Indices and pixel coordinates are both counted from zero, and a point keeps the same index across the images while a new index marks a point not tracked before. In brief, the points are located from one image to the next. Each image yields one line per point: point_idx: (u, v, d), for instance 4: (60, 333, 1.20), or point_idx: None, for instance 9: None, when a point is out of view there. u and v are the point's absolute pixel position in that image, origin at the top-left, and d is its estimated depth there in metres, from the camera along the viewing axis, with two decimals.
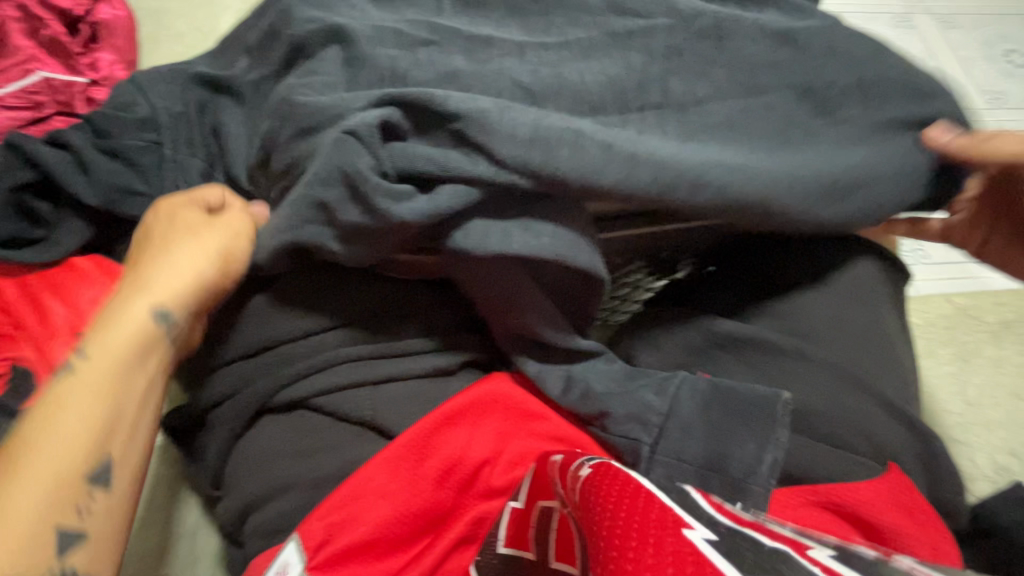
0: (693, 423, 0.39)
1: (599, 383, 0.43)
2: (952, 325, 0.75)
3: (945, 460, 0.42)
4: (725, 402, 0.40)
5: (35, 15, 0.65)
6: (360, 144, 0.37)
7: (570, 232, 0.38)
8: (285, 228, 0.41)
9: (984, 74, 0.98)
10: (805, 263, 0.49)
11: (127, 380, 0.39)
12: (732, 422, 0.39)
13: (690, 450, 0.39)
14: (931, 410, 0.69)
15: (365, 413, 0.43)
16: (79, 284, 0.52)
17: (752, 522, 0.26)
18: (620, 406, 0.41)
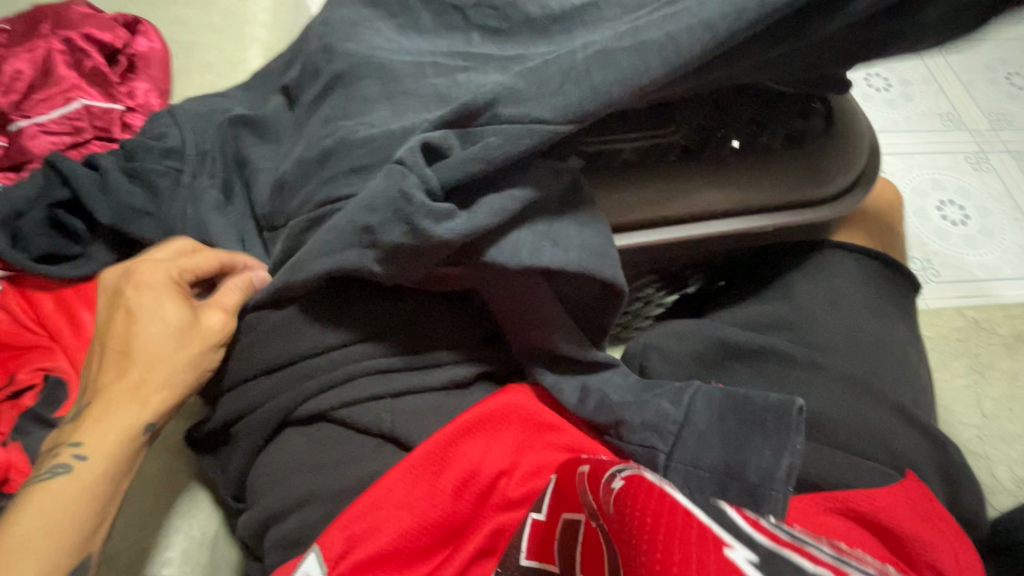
0: (708, 431, 0.40)
1: (613, 394, 0.44)
2: (965, 339, 0.75)
3: (962, 468, 0.43)
4: (738, 411, 0.40)
5: (79, 47, 0.69)
6: (407, 170, 0.38)
7: (597, 250, 0.40)
8: (327, 255, 0.42)
9: (988, 95, 1.00)
10: (813, 276, 0.50)
11: (114, 487, 0.41)
12: (746, 430, 0.39)
13: (706, 458, 0.39)
14: (948, 423, 0.68)
15: (385, 424, 0.44)
16: None
17: (789, 536, 0.26)
18: (636, 415, 0.42)
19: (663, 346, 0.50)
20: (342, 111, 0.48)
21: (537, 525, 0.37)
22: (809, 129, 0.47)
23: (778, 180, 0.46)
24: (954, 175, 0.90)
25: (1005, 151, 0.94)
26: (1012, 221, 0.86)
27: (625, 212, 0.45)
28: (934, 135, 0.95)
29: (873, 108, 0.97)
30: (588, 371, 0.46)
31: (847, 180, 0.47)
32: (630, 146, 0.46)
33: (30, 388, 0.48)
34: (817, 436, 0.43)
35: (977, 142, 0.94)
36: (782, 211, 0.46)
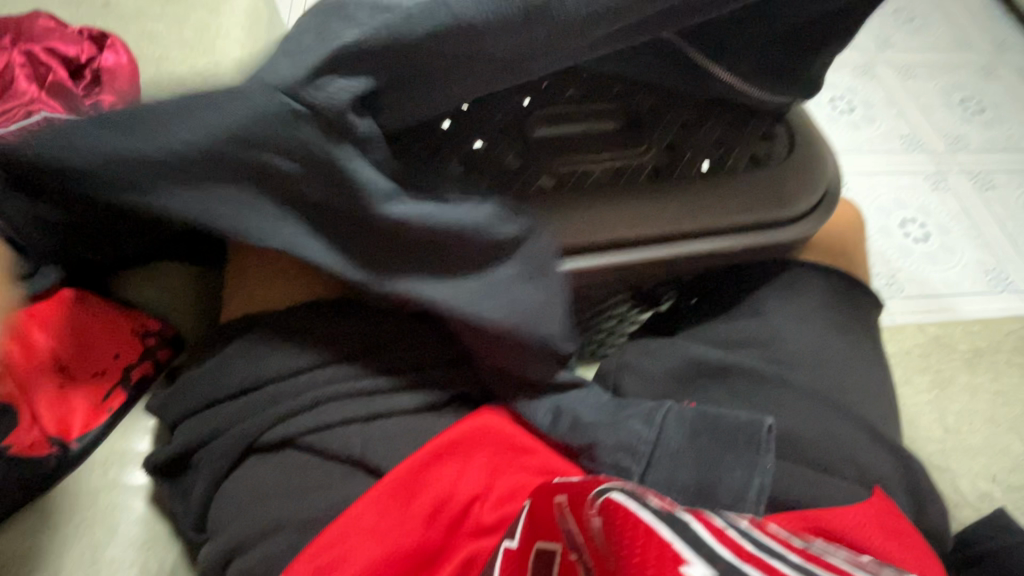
0: (680, 451, 0.40)
1: (590, 415, 0.43)
2: (927, 353, 0.77)
3: (925, 483, 0.44)
4: (711, 431, 0.40)
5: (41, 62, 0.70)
6: (322, 120, 0.34)
7: (543, 304, 0.41)
8: (226, 198, 0.37)
9: (945, 118, 1.05)
10: (783, 295, 0.51)
11: None
12: (718, 449, 0.39)
13: (679, 478, 0.39)
14: (912, 437, 0.70)
15: (354, 450, 0.43)
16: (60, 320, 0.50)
17: (755, 545, 0.26)
18: (610, 437, 0.42)
19: (637, 364, 0.50)
20: None
21: (509, 553, 0.36)
22: (771, 152, 0.49)
23: (747, 199, 0.47)
24: (915, 195, 0.94)
25: (962, 172, 0.98)
26: (969, 240, 0.90)
27: (593, 227, 0.44)
28: (895, 156, 0.98)
29: (839, 129, 1.00)
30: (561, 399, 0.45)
31: (813, 201, 0.48)
32: (603, 168, 0.47)
33: None
34: (789, 454, 0.43)
35: (936, 164, 0.98)
36: (752, 230, 0.47)
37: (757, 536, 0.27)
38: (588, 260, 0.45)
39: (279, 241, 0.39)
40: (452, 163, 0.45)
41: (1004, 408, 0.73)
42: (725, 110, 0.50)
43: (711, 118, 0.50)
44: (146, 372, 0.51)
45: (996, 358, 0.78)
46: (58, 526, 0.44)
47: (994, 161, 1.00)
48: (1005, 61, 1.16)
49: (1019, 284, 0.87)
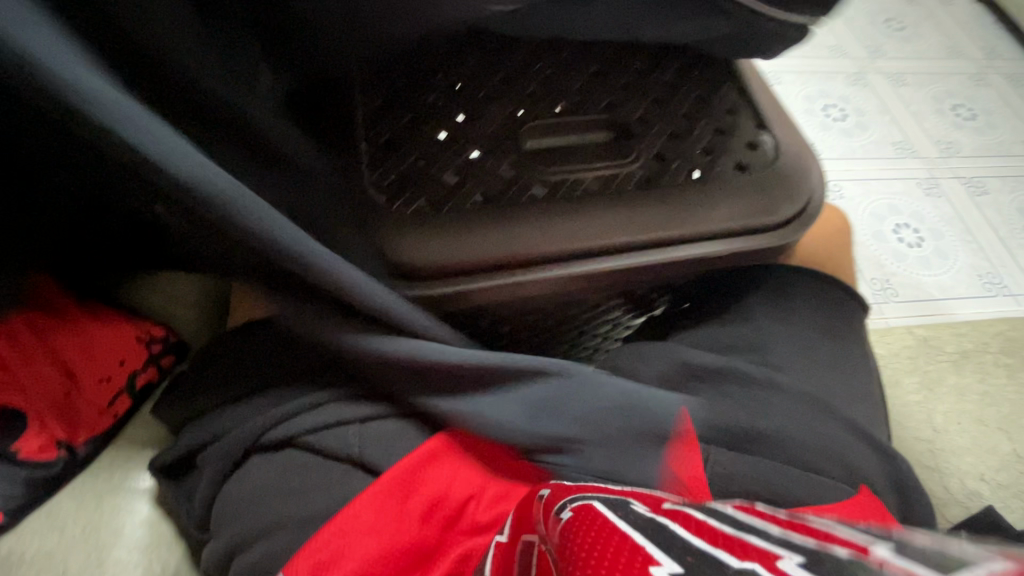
0: (607, 440, 0.44)
1: (513, 417, 0.44)
2: (915, 355, 0.78)
3: (911, 481, 0.45)
4: (633, 414, 0.44)
5: None
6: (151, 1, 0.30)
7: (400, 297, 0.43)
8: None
9: (937, 125, 1.06)
10: (771, 299, 0.52)
11: None
12: (635, 433, 0.44)
13: (613, 467, 0.43)
14: (901, 438, 0.71)
15: (353, 448, 0.44)
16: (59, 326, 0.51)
17: (732, 534, 0.26)
18: (523, 423, 0.43)
19: (629, 368, 0.51)
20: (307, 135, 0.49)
21: (500, 548, 0.37)
22: (757, 161, 0.50)
23: (733, 206, 0.48)
24: (908, 201, 0.95)
25: (955, 178, 0.99)
26: (961, 244, 0.91)
27: (583, 232, 0.46)
28: (887, 162, 1.00)
29: (832, 136, 1.02)
30: (470, 384, 0.44)
31: (797, 208, 0.49)
32: (596, 176, 0.48)
33: None
34: (776, 453, 0.44)
35: (929, 170, 1.00)
36: (737, 235, 0.48)
37: (733, 527, 0.27)
38: (579, 265, 0.46)
39: (162, 135, 0.29)
40: (448, 174, 0.47)
41: (991, 410, 0.75)
42: (710, 123, 0.52)
43: (697, 130, 0.52)
44: (152, 379, 0.53)
45: (984, 360, 0.79)
46: (66, 527, 0.45)
47: (985, 166, 1.02)
48: (997, 68, 1.18)
49: (1012, 288, 0.88)
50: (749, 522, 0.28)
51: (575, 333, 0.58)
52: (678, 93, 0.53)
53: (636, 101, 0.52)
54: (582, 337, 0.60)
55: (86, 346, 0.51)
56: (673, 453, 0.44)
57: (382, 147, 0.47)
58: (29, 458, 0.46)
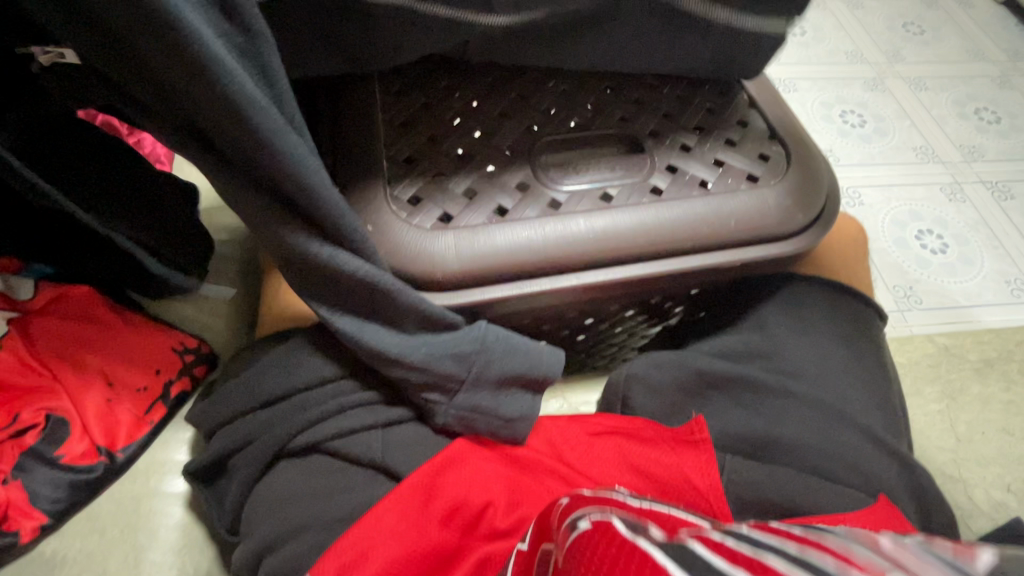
0: (501, 383, 0.46)
1: (434, 349, 0.44)
2: (937, 363, 0.77)
3: (931, 488, 0.45)
4: (460, 351, 0.45)
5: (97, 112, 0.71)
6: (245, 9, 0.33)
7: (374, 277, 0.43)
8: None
9: (959, 129, 1.05)
10: (786, 307, 0.52)
11: None
12: (517, 378, 0.46)
13: (505, 408, 0.46)
14: (924, 448, 0.70)
15: (375, 454, 0.45)
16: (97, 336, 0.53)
17: (749, 552, 0.24)
18: (435, 351, 0.44)
19: (645, 376, 0.51)
20: (326, 150, 0.51)
21: (521, 554, 0.38)
22: (769, 171, 0.51)
23: (746, 215, 0.49)
24: (930, 206, 0.94)
25: (978, 183, 0.98)
26: (986, 250, 0.90)
27: (598, 243, 0.47)
28: (908, 167, 0.99)
29: (851, 143, 1.01)
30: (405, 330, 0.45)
31: (809, 218, 0.50)
32: (611, 187, 0.49)
33: (33, 426, 0.48)
34: (788, 460, 0.45)
35: (951, 175, 0.99)
36: (750, 245, 0.49)
37: (750, 543, 0.25)
38: (593, 276, 0.47)
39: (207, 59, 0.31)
40: (466, 188, 0.49)
41: (1016, 419, 0.73)
42: (721, 133, 0.53)
43: (709, 141, 0.52)
44: (184, 389, 0.55)
45: (1009, 368, 0.78)
46: (106, 530, 0.48)
47: (1011, 171, 1.00)
48: (1022, 70, 1.16)
49: None
50: (764, 535, 0.26)
51: (591, 341, 0.59)
52: (690, 107, 0.54)
53: (649, 115, 0.53)
54: (597, 346, 0.60)
55: (125, 355, 0.53)
56: (690, 462, 0.44)
57: (403, 163, 0.49)
58: (72, 463, 0.48)
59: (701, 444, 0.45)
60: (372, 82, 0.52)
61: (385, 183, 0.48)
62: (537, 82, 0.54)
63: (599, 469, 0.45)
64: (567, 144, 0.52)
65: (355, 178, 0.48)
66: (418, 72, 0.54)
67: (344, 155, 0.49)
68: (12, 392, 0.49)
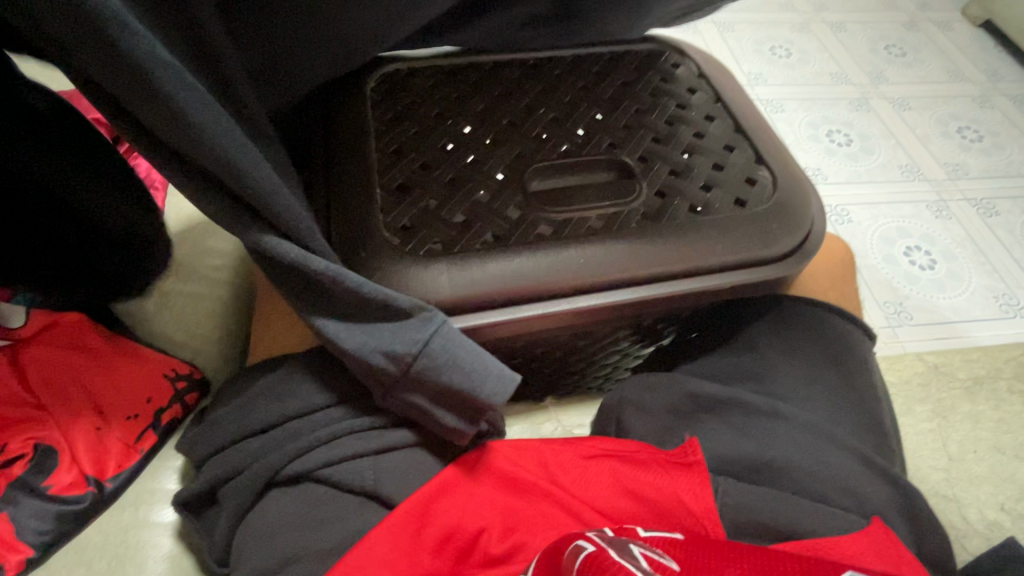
0: (441, 397, 0.43)
1: (378, 337, 0.42)
2: (927, 382, 0.78)
3: (924, 510, 0.45)
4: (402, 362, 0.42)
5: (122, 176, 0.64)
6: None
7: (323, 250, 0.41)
8: None
9: (943, 148, 1.07)
10: (776, 330, 0.53)
11: None
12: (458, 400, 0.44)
13: (445, 421, 0.45)
14: (917, 468, 0.71)
15: (368, 482, 0.45)
16: (88, 366, 0.53)
17: None
18: (374, 340, 0.42)
19: (637, 398, 0.52)
20: (320, 175, 0.52)
21: None
22: (754, 196, 0.52)
23: (735, 239, 0.49)
24: (917, 223, 0.96)
25: (963, 201, 1.00)
26: (973, 266, 0.91)
27: (588, 268, 0.47)
28: (894, 186, 1.01)
29: (838, 162, 1.03)
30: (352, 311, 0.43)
31: (795, 242, 0.51)
32: (599, 214, 0.50)
33: (21, 457, 0.48)
34: (781, 482, 0.45)
35: (936, 192, 1.00)
36: (739, 267, 0.50)
37: None
38: (583, 300, 0.48)
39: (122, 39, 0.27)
40: (457, 215, 0.49)
41: (1007, 437, 0.74)
42: (706, 159, 0.54)
43: (695, 166, 0.53)
44: (175, 416, 0.55)
45: (998, 386, 0.78)
46: (91, 564, 0.47)
47: (994, 188, 1.02)
48: (1001, 90, 1.19)
49: None
50: None
51: (585, 363, 0.59)
52: (676, 133, 0.56)
53: (636, 141, 0.55)
54: (589, 367, 0.60)
55: (117, 382, 0.53)
56: (684, 485, 0.44)
57: (396, 190, 0.50)
58: (59, 494, 0.48)
59: (694, 466, 0.45)
60: (365, 109, 0.53)
61: (377, 211, 0.48)
62: (526, 110, 0.56)
63: (592, 493, 0.45)
64: (557, 169, 0.53)
65: (351, 203, 0.48)
66: (410, 101, 0.55)
67: (337, 183, 0.50)
68: None
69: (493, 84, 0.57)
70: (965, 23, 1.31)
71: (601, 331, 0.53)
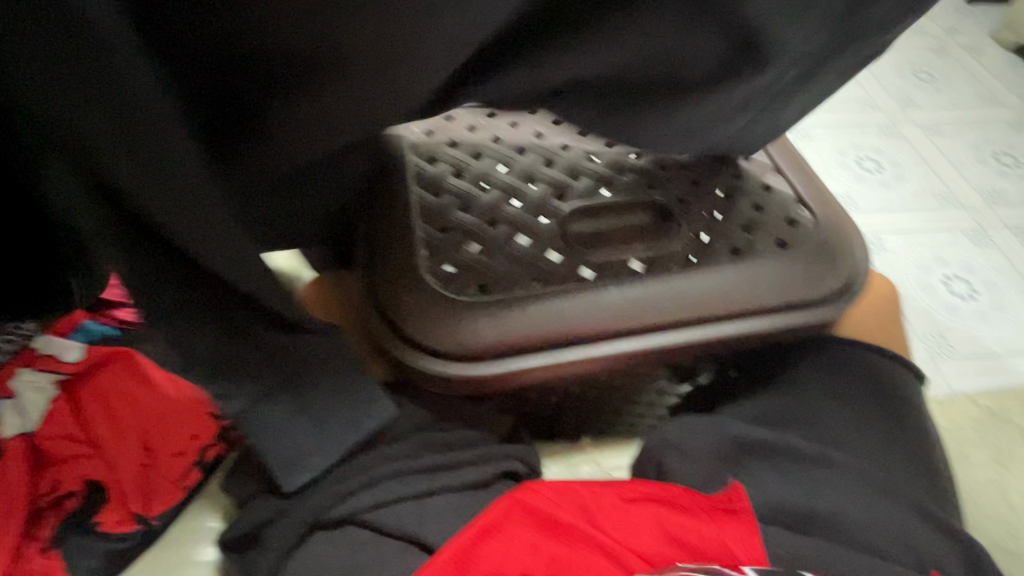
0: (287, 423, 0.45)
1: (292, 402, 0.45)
2: (980, 424, 0.75)
3: (993, 568, 0.43)
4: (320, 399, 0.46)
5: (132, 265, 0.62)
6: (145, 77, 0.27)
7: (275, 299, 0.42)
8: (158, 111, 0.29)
9: (979, 174, 1.04)
10: (823, 375, 0.52)
11: None
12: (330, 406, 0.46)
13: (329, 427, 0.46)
14: (975, 516, 0.68)
15: (409, 525, 0.45)
16: (141, 407, 0.54)
17: None
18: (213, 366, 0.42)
19: (681, 443, 0.51)
20: (360, 210, 0.52)
21: None
22: (799, 236, 0.52)
23: (779, 282, 0.49)
24: (956, 252, 0.93)
25: (1003, 228, 0.97)
26: (1019, 297, 0.88)
27: (630, 312, 0.47)
28: (932, 214, 0.98)
29: (869, 189, 1.00)
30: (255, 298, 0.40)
31: (839, 282, 0.50)
32: (636, 257, 0.50)
33: (73, 494, 0.50)
34: (835, 534, 0.44)
35: (975, 220, 0.97)
36: (785, 310, 0.49)
37: None
38: (631, 343, 0.47)
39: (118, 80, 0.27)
40: (498, 256, 0.50)
41: None
42: (745, 197, 0.55)
43: (736, 207, 0.54)
44: (219, 453, 0.54)
45: None
46: None
47: None
48: None
49: None
50: None
51: (619, 401, 0.58)
52: (712, 173, 0.56)
53: (675, 181, 0.55)
54: (625, 406, 0.59)
55: (162, 422, 0.54)
56: (731, 531, 0.44)
57: (437, 231, 0.51)
58: (108, 531, 0.49)
59: (740, 513, 0.45)
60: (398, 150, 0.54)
61: (423, 256, 0.49)
62: (562, 148, 0.57)
63: (636, 539, 0.44)
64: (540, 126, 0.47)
65: (396, 242, 0.49)
66: (450, 143, 0.57)
67: (378, 224, 0.50)
68: (54, 459, 0.51)
69: (528, 129, 0.59)
70: (998, 46, 1.28)
71: (639, 372, 0.53)
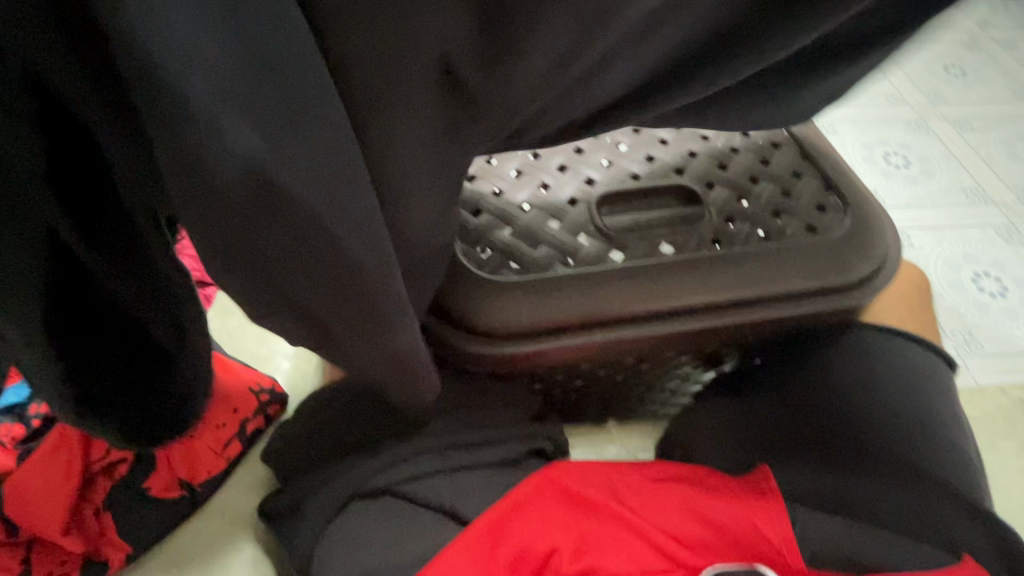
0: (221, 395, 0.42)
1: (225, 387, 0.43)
2: (1009, 417, 0.75)
3: None
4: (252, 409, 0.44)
5: None
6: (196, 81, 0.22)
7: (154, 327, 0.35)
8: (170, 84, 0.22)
9: (1010, 170, 1.02)
10: (853, 362, 0.52)
11: None
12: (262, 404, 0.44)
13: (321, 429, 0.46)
14: (1005, 508, 0.68)
15: (444, 498, 0.46)
16: None
17: None
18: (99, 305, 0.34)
19: (707, 424, 0.54)
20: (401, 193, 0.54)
21: None
22: (828, 223, 0.52)
23: (809, 267, 0.49)
24: (985, 248, 0.91)
25: None
26: None
27: (657, 295, 0.48)
28: (961, 209, 0.96)
29: (895, 184, 0.99)
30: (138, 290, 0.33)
31: (871, 269, 0.50)
32: (665, 241, 0.51)
33: (123, 461, 0.53)
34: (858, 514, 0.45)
35: (1005, 216, 0.96)
36: (809, 297, 0.50)
37: None
38: (659, 326, 0.48)
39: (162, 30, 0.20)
40: (530, 238, 0.51)
41: None
42: (773, 185, 0.55)
43: (763, 193, 0.55)
44: (258, 426, 0.58)
45: None
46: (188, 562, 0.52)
47: None
48: None
49: None
50: None
51: (645, 388, 0.59)
52: (740, 160, 0.57)
53: (702, 168, 0.56)
54: (650, 392, 0.60)
55: None
56: (761, 512, 0.44)
57: (471, 215, 0.53)
58: (155, 496, 0.53)
59: (770, 493, 0.45)
60: None
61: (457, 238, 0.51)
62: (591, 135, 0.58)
63: (664, 517, 0.44)
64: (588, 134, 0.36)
65: None
66: None
67: None
68: None
69: None
70: None
71: (667, 359, 0.54)
